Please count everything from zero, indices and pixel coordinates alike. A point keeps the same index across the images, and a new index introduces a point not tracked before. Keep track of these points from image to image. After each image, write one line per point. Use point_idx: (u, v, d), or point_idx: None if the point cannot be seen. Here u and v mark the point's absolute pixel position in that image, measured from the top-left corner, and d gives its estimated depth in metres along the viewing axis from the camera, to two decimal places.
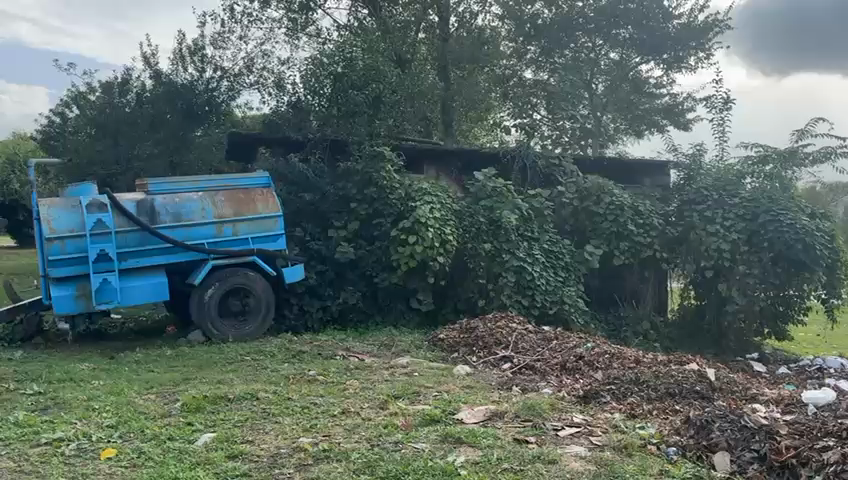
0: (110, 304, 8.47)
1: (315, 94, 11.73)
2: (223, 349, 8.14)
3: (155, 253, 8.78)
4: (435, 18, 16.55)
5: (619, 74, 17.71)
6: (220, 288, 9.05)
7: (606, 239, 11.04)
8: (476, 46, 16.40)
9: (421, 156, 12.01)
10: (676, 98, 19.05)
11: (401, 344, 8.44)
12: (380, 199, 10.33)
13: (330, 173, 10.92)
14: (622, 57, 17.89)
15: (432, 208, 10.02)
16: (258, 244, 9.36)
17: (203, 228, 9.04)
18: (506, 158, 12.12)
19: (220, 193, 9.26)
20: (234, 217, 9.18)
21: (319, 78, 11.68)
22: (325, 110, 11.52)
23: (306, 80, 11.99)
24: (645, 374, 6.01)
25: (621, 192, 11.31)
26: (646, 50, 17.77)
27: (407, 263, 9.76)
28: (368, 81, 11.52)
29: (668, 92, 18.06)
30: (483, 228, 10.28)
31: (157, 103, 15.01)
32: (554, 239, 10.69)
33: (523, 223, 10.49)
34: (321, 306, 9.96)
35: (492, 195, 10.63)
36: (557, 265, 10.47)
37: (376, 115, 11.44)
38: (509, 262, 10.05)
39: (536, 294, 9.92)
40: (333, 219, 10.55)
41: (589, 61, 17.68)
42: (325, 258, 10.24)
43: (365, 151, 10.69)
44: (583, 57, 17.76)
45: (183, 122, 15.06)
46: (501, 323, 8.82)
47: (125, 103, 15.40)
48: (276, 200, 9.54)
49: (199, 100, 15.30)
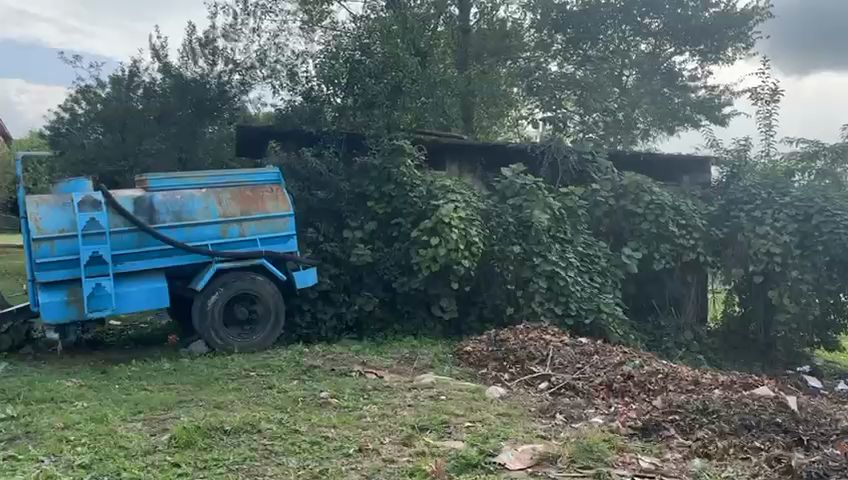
0: (104, 312, 7.71)
1: (326, 83, 10.78)
2: (226, 362, 7.35)
3: (154, 255, 8.01)
4: (455, 11, 15.79)
5: (650, 68, 16.63)
6: (225, 293, 8.26)
7: (645, 242, 10.18)
8: (498, 39, 16.02)
9: (443, 150, 11.21)
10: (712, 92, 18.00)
11: (423, 357, 7.61)
12: (400, 197, 9.50)
13: (346, 169, 10.10)
14: (654, 48, 16.89)
15: (457, 206, 9.18)
16: (267, 245, 8.56)
17: (207, 228, 8.25)
18: (534, 154, 11.25)
19: (226, 189, 8.47)
20: (240, 216, 8.39)
21: (333, 66, 10.77)
22: (341, 101, 10.75)
23: (315, 66, 11.05)
24: (713, 403, 5.14)
25: (661, 191, 10.42)
26: (682, 41, 16.80)
27: (429, 267, 8.93)
28: (386, 69, 10.78)
29: (704, 85, 17.06)
30: (511, 229, 9.42)
31: (165, 97, 14.31)
32: (588, 241, 9.80)
33: (556, 223, 9.59)
34: (335, 314, 9.18)
35: (521, 193, 9.76)
36: (592, 270, 9.58)
37: (395, 109, 10.77)
38: (541, 266, 9.17)
39: (570, 302, 8.98)
40: (349, 218, 9.74)
41: (619, 51, 16.69)
42: (340, 261, 9.43)
43: (383, 148, 9.80)
44: (612, 48, 16.72)
45: (193, 117, 14.31)
46: (534, 334, 7.96)
47: (132, 97, 14.73)
48: (287, 198, 8.73)
49: (207, 94, 14.48)
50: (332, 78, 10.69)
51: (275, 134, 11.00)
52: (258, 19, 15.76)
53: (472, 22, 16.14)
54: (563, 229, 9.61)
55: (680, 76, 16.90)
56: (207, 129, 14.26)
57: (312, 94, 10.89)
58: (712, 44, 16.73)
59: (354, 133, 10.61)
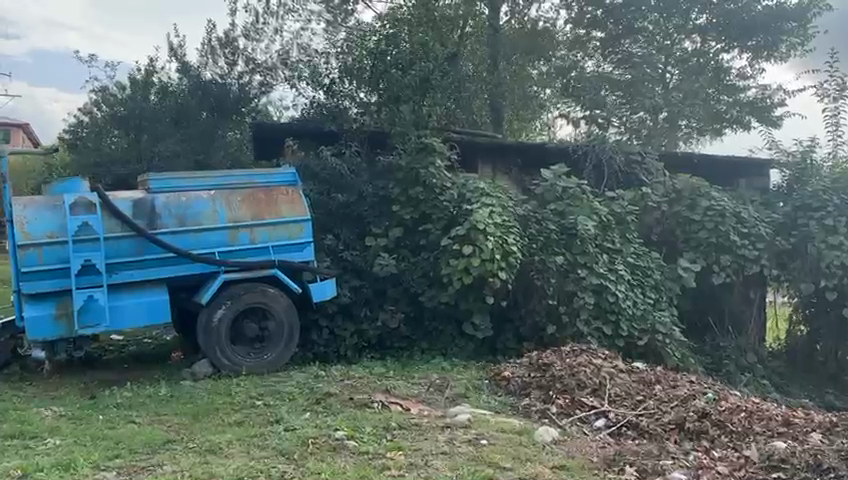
0: (96, 328, 6.86)
1: (348, 75, 9.97)
2: (232, 388, 6.44)
3: (154, 265, 7.14)
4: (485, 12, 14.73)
5: (696, 68, 15.41)
6: (232, 307, 7.35)
7: (701, 252, 9.14)
8: (528, 38, 15.38)
9: (477, 150, 10.29)
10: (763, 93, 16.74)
11: (455, 383, 6.62)
12: (429, 201, 8.56)
13: (369, 171, 9.17)
14: (700, 45, 15.74)
15: (493, 211, 8.20)
16: (280, 254, 7.66)
17: (214, 235, 7.37)
18: (576, 155, 10.28)
19: (236, 192, 7.58)
20: (251, 222, 7.51)
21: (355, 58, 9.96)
22: (365, 97, 9.83)
23: (338, 61, 10.32)
24: (824, 457, 4.20)
25: (720, 196, 9.44)
26: (732, 38, 15.62)
27: (461, 278, 7.96)
28: (414, 60, 9.68)
29: (755, 85, 15.87)
30: (553, 237, 8.42)
31: (184, 97, 13.83)
32: (640, 251, 8.76)
33: (602, 230, 8.56)
34: (356, 331, 8.24)
35: (564, 198, 8.84)
36: (644, 284, 8.53)
37: (423, 101, 9.61)
38: (587, 279, 8.15)
39: (621, 320, 8.07)
40: (372, 224, 8.80)
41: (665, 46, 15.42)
42: (362, 272, 8.50)
43: (411, 146, 8.84)
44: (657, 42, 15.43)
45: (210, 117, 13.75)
46: (582, 357, 6.97)
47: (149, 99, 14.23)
48: (304, 201, 7.82)
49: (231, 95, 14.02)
50: (354, 70, 9.92)
51: (294, 129, 10.07)
52: (277, 13, 14.77)
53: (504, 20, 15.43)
54: (611, 238, 8.57)
55: (727, 75, 15.67)
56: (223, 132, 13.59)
57: (331, 87, 10.06)
58: (766, 40, 15.49)
59: (377, 132, 9.66)
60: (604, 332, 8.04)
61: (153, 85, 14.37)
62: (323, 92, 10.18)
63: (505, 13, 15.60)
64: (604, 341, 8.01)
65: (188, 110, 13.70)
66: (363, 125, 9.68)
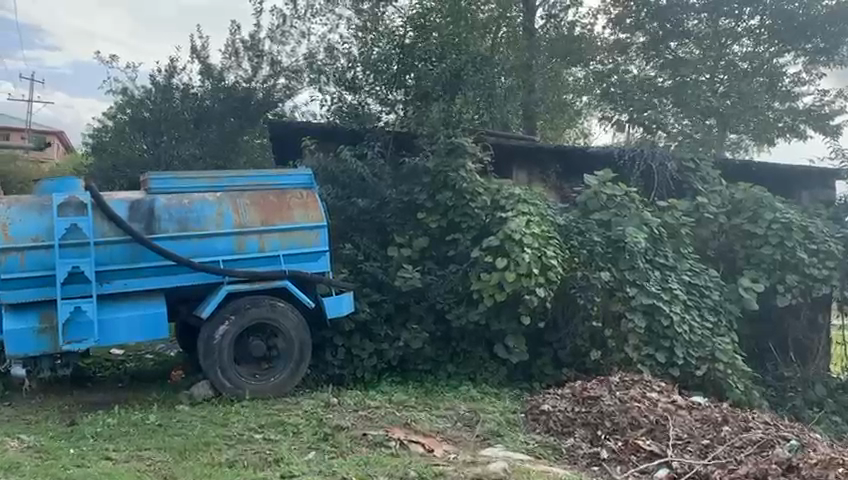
0: (83, 344, 6.10)
1: (366, 66, 9.07)
2: (231, 416, 5.63)
3: (150, 273, 6.37)
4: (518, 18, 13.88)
5: (751, 70, 14.29)
6: (236, 323, 6.52)
7: (764, 270, 8.17)
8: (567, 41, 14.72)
9: (512, 154, 9.44)
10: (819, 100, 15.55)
11: (487, 417, 5.73)
12: (459, 208, 7.70)
13: (393, 174, 8.36)
14: (755, 47, 14.61)
15: (530, 220, 7.35)
16: (292, 264, 6.86)
17: (219, 240, 6.59)
18: (622, 161, 9.34)
19: (245, 194, 6.83)
20: (261, 227, 6.73)
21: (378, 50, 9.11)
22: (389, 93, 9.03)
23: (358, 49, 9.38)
24: None
25: (785, 208, 8.51)
26: (791, 42, 14.51)
27: (494, 295, 7.09)
28: (445, 54, 9.00)
29: (813, 89, 14.70)
30: (598, 249, 7.50)
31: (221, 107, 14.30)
32: (695, 268, 7.84)
33: (653, 244, 7.74)
34: (374, 351, 7.38)
35: (609, 206, 7.98)
36: (701, 306, 7.58)
37: (455, 97, 8.87)
38: (636, 298, 7.24)
39: (677, 346, 7.14)
40: (395, 233, 7.96)
41: (714, 43, 14.60)
42: (383, 285, 7.65)
43: (439, 146, 8.01)
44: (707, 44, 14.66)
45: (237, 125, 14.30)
46: (635, 391, 6.04)
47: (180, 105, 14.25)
48: (321, 206, 7.04)
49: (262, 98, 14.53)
50: (377, 64, 8.97)
51: (308, 127, 9.29)
52: (303, 13, 14.13)
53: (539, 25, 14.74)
54: (662, 253, 7.72)
55: (782, 80, 14.52)
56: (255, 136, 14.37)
57: (352, 83, 9.21)
58: (827, 41, 14.34)
59: (402, 132, 8.84)
60: (656, 359, 7.11)
61: (180, 88, 14.36)
62: (344, 87, 9.32)
63: (540, 15, 14.80)
64: (656, 370, 7.06)
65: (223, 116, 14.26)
66: (389, 123, 8.92)
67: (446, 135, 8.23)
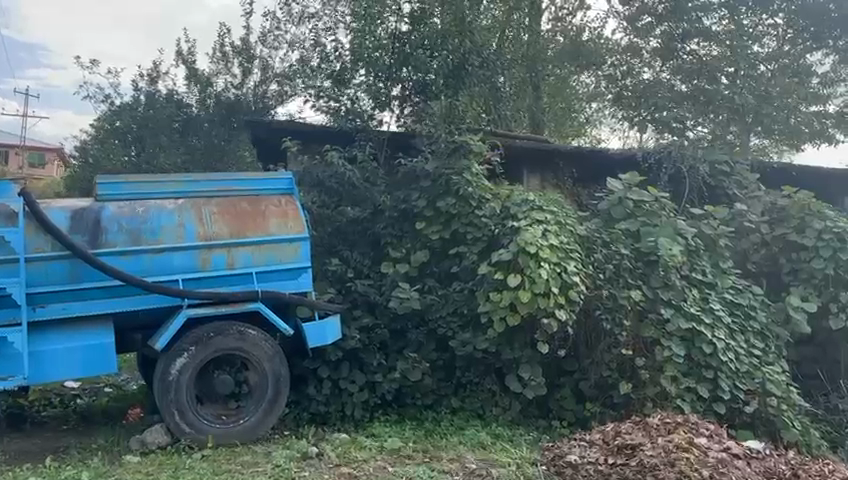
0: (10, 382, 5.03)
1: (358, 59, 7.79)
2: (187, 472, 4.57)
3: (95, 296, 5.32)
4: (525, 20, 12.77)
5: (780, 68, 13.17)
6: (197, 356, 5.43)
7: (815, 287, 7.10)
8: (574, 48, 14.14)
9: (525, 157, 8.51)
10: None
11: (500, 472, 4.68)
12: (463, 217, 6.67)
13: (387, 180, 7.30)
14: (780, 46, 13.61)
15: (547, 231, 6.26)
16: (266, 283, 5.81)
17: (178, 256, 5.54)
18: (647, 164, 8.36)
19: (211, 201, 5.81)
20: (230, 240, 5.68)
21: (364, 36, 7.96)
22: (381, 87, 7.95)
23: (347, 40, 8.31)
24: None
25: (838, 215, 7.38)
26: (819, 38, 13.51)
27: (505, 318, 6.04)
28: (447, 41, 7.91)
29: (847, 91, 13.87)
30: (627, 262, 6.47)
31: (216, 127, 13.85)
32: (737, 286, 6.80)
33: (690, 258, 6.70)
34: (366, 384, 6.32)
35: (636, 214, 6.95)
36: (746, 329, 6.49)
37: (453, 92, 7.74)
38: (673, 322, 6.23)
39: (721, 377, 6.09)
40: (390, 246, 6.93)
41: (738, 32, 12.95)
42: (376, 307, 6.60)
43: (440, 146, 6.99)
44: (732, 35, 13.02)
45: (227, 136, 13.81)
46: (680, 436, 4.96)
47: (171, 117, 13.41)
48: (302, 215, 6.03)
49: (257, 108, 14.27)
50: (368, 52, 7.73)
51: (294, 127, 8.12)
52: (294, 14, 13.19)
53: (546, 28, 14.34)
54: (700, 267, 6.68)
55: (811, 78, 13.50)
56: (244, 149, 13.55)
57: (341, 75, 7.96)
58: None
59: (399, 133, 7.85)
60: (697, 394, 6.05)
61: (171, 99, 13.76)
62: (328, 79, 8.09)
63: (545, 20, 14.38)
64: (698, 406, 6.01)
65: (218, 135, 13.74)
66: (382, 125, 7.87)
67: (450, 132, 7.22)
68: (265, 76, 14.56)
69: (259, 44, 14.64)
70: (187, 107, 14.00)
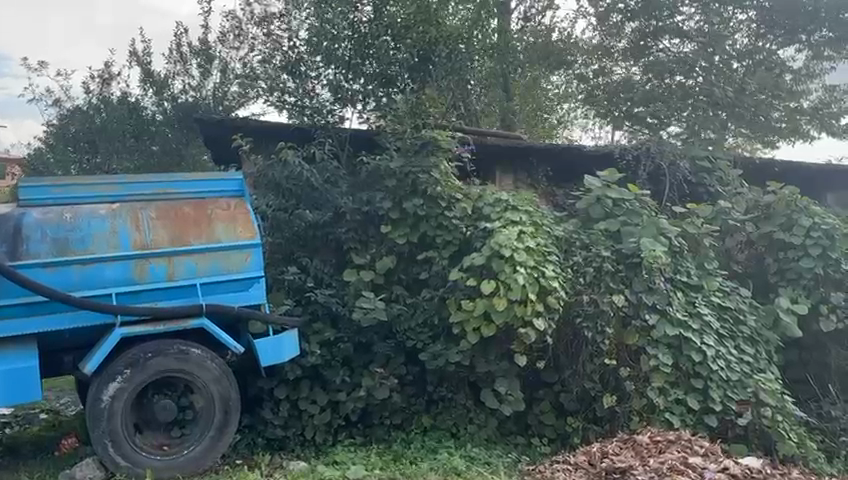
0: None
1: (314, 49, 7.21)
2: None
3: (13, 315, 4.68)
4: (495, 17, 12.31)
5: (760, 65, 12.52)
6: (132, 379, 4.84)
7: (804, 288, 6.72)
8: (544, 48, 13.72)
9: (497, 156, 8.06)
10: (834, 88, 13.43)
11: None
12: (432, 219, 6.18)
13: (350, 181, 6.68)
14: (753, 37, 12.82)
15: (522, 232, 5.80)
16: (213, 296, 5.24)
17: (110, 267, 4.95)
18: (625, 162, 7.92)
19: (149, 206, 5.24)
20: (170, 248, 5.13)
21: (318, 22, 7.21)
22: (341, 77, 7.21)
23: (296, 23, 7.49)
24: None
25: (825, 212, 7.03)
26: (796, 30, 12.80)
27: (479, 329, 5.56)
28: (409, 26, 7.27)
29: (821, 86, 13.32)
30: (608, 265, 5.96)
31: (175, 130, 13.16)
32: (724, 288, 6.39)
33: (674, 259, 6.28)
34: (328, 404, 5.79)
35: (616, 213, 6.51)
36: (736, 334, 6.08)
37: (418, 86, 7.33)
38: (658, 330, 5.79)
39: (712, 387, 5.66)
40: (353, 252, 6.35)
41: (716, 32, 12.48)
42: (338, 319, 6.06)
43: (406, 143, 6.46)
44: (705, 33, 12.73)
45: (185, 140, 13.13)
46: (672, 456, 4.53)
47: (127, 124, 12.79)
48: (253, 220, 5.49)
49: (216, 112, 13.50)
50: (325, 42, 7.14)
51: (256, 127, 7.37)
52: (253, 14, 12.46)
53: (516, 28, 13.69)
54: (684, 269, 6.28)
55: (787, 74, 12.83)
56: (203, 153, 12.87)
57: (297, 67, 7.32)
58: (836, 30, 12.52)
59: (361, 130, 7.29)
60: (687, 406, 5.62)
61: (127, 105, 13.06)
62: (282, 71, 7.46)
63: (516, 19, 14.00)
64: (688, 419, 5.58)
65: (176, 137, 13.00)
66: (345, 122, 7.29)
67: (418, 127, 6.68)
68: (224, 80, 13.73)
69: (218, 44, 13.87)
70: (142, 110, 13.29)
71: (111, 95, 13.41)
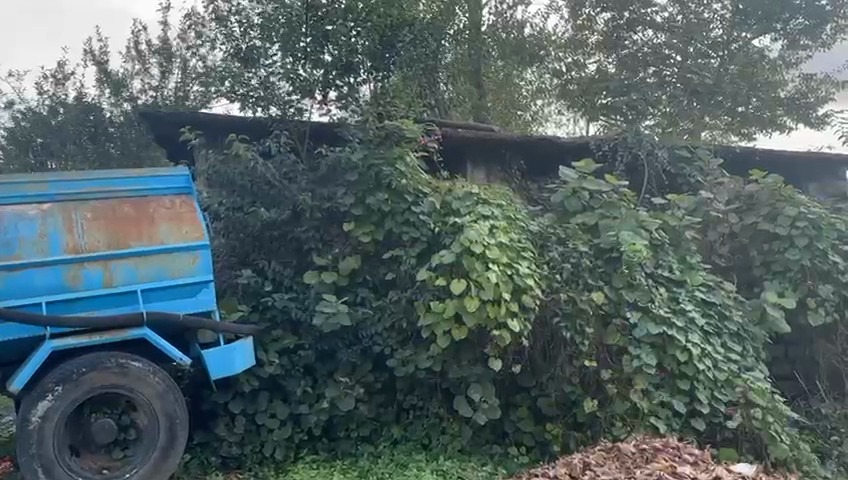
0: None
1: (269, 35, 6.73)
2: None
3: None
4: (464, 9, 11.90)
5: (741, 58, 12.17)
6: (65, 396, 4.36)
7: (791, 281, 6.42)
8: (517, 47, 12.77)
9: (469, 148, 7.64)
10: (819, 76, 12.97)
11: None
12: (397, 215, 5.78)
13: (309, 176, 6.19)
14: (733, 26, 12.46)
15: (495, 227, 5.43)
16: (156, 303, 4.79)
17: (40, 274, 4.47)
18: (602, 153, 7.60)
19: (85, 205, 4.76)
20: (108, 252, 4.68)
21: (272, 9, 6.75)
22: (298, 65, 6.72)
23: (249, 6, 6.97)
24: None
25: (810, 202, 6.75)
26: (771, 17, 12.48)
27: (450, 332, 5.15)
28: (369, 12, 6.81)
29: (798, 75, 12.82)
30: (586, 261, 5.64)
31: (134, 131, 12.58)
32: (709, 282, 6.06)
33: (654, 253, 5.94)
34: (289, 417, 5.34)
35: (593, 205, 6.17)
36: (721, 331, 5.73)
37: (381, 75, 6.92)
38: (640, 328, 5.43)
39: (698, 388, 5.29)
40: (315, 252, 5.91)
41: (686, 30, 12.33)
42: (299, 325, 5.61)
43: (368, 133, 6.08)
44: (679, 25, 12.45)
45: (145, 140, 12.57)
46: (659, 466, 4.17)
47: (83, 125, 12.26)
48: (201, 219, 5.06)
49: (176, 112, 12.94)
50: (281, 29, 6.70)
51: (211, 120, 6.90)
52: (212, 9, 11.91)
53: (487, 23, 12.55)
54: (666, 264, 5.92)
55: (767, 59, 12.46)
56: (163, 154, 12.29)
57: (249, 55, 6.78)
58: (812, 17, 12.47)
59: (322, 122, 6.90)
60: (673, 409, 5.24)
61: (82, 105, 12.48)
62: (235, 59, 6.91)
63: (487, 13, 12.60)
64: (674, 424, 5.20)
65: (134, 138, 12.41)
66: (303, 114, 6.83)
67: (381, 116, 6.36)
68: (184, 78, 13.16)
69: (180, 42, 13.33)
70: (100, 110, 12.71)
71: (65, 95, 12.95)
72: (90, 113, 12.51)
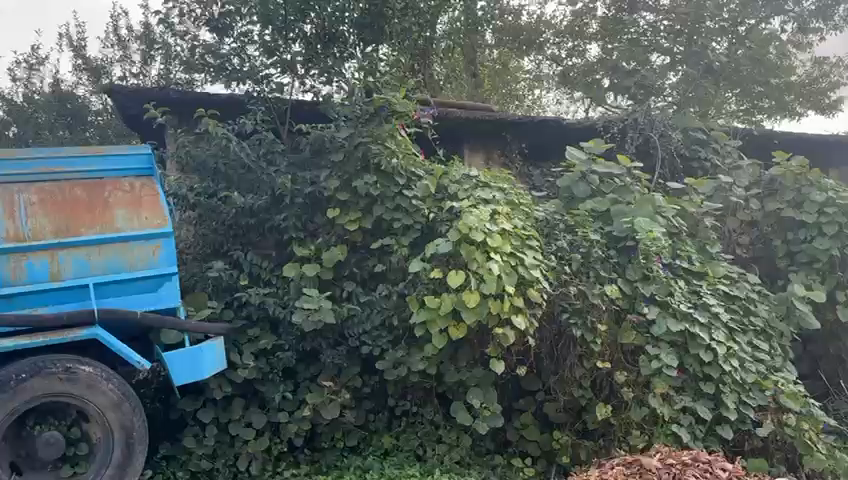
0: None
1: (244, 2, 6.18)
2: None
3: None
4: None
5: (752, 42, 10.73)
6: (3, 406, 3.76)
7: (818, 273, 5.91)
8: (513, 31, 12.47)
9: (465, 129, 7.10)
10: (830, 59, 12.38)
11: None
12: (387, 200, 5.18)
13: (290, 157, 5.69)
14: None
15: (496, 213, 4.84)
16: (110, 300, 4.20)
17: None
18: (608, 134, 7.11)
19: (30, 188, 4.15)
20: (55, 241, 4.08)
21: None
22: (277, 36, 6.15)
23: None
24: None
25: (838, 186, 6.18)
26: None
27: (445, 331, 4.57)
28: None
29: (808, 59, 12.17)
30: (597, 251, 5.07)
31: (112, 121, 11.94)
32: (731, 274, 5.50)
33: (671, 241, 5.39)
34: (267, 427, 4.77)
35: (603, 189, 5.60)
36: (747, 328, 5.14)
37: (369, 47, 6.36)
38: (659, 325, 4.85)
39: (724, 390, 4.72)
40: (295, 243, 5.31)
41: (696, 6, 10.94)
42: (278, 323, 5.03)
43: (355, 108, 5.39)
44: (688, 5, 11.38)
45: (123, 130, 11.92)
46: None
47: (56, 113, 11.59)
48: (163, 205, 4.51)
49: None
50: None
51: (198, 100, 6.40)
52: None
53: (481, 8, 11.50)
54: (685, 254, 5.35)
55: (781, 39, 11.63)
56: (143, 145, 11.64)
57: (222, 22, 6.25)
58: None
59: (305, 99, 6.38)
60: (697, 416, 4.67)
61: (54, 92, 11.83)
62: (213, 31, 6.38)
63: None
64: (698, 432, 4.64)
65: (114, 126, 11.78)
66: (284, 90, 6.27)
67: (369, 92, 5.80)
68: (148, 62, 12.25)
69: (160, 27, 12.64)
70: (75, 98, 12.06)
71: (41, 82, 12.28)
72: (66, 101, 11.89)
